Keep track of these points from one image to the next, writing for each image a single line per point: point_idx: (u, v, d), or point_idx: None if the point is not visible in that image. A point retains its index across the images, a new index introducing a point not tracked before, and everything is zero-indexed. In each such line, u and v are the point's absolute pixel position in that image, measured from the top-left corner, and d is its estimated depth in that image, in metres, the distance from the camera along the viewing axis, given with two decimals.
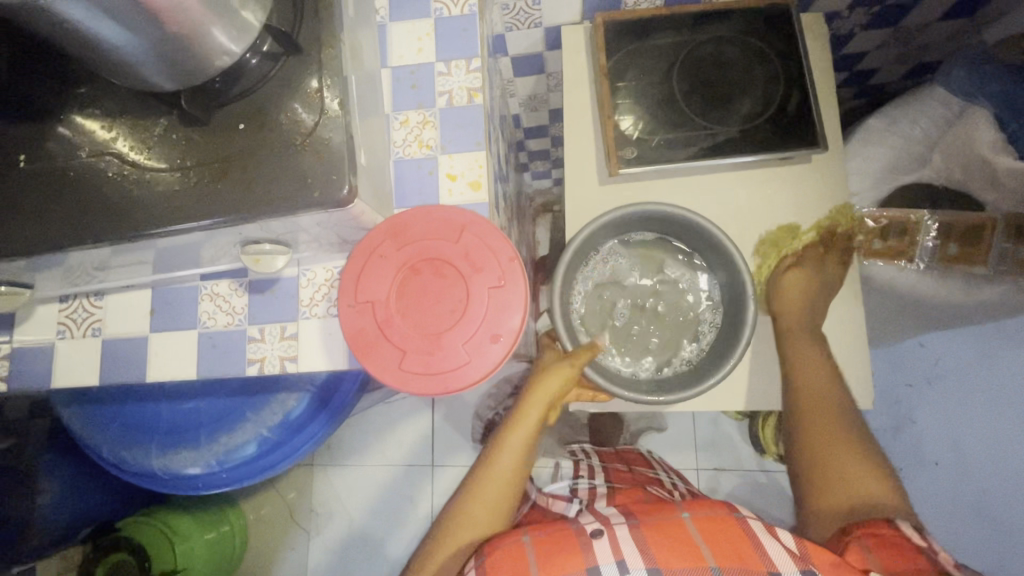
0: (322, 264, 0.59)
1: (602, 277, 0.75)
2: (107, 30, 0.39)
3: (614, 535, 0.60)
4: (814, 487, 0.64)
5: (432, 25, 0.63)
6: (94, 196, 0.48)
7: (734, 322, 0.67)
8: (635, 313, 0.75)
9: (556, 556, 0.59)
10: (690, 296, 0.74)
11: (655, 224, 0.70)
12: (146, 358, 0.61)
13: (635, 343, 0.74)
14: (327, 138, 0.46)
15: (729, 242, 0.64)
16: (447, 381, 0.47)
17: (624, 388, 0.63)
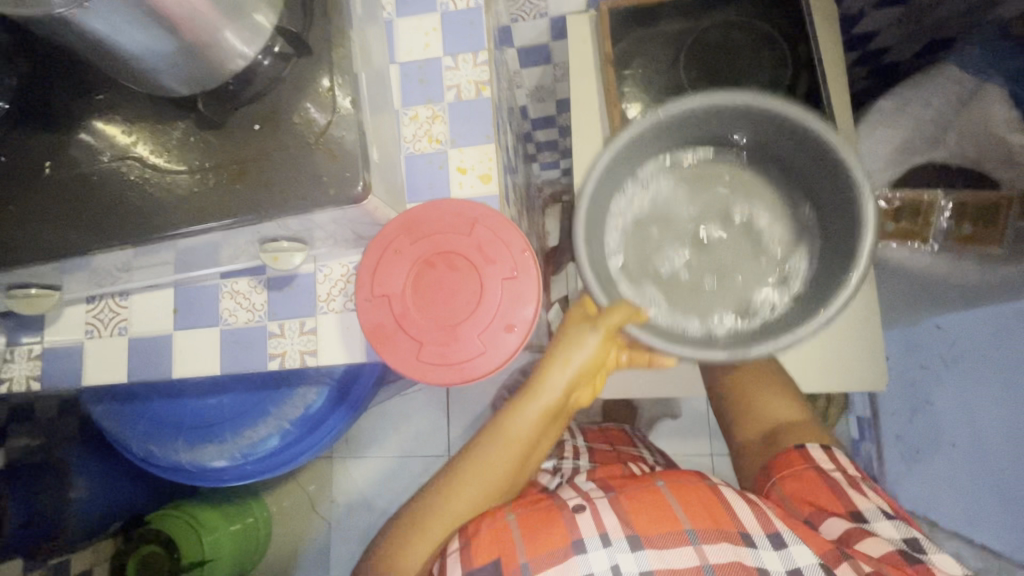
0: (338, 260, 0.60)
1: (651, 211, 0.59)
2: (126, 39, 0.40)
3: (596, 509, 0.60)
4: (741, 417, 0.72)
5: (439, 20, 0.64)
6: (117, 199, 0.50)
7: (850, 225, 0.48)
8: (697, 256, 0.59)
9: (543, 528, 0.59)
10: (770, 227, 0.59)
11: (724, 121, 0.52)
12: (171, 354, 0.63)
13: (702, 300, 0.56)
14: (339, 137, 0.47)
15: (844, 146, 0.46)
16: (465, 371, 0.49)
17: (683, 342, 0.46)
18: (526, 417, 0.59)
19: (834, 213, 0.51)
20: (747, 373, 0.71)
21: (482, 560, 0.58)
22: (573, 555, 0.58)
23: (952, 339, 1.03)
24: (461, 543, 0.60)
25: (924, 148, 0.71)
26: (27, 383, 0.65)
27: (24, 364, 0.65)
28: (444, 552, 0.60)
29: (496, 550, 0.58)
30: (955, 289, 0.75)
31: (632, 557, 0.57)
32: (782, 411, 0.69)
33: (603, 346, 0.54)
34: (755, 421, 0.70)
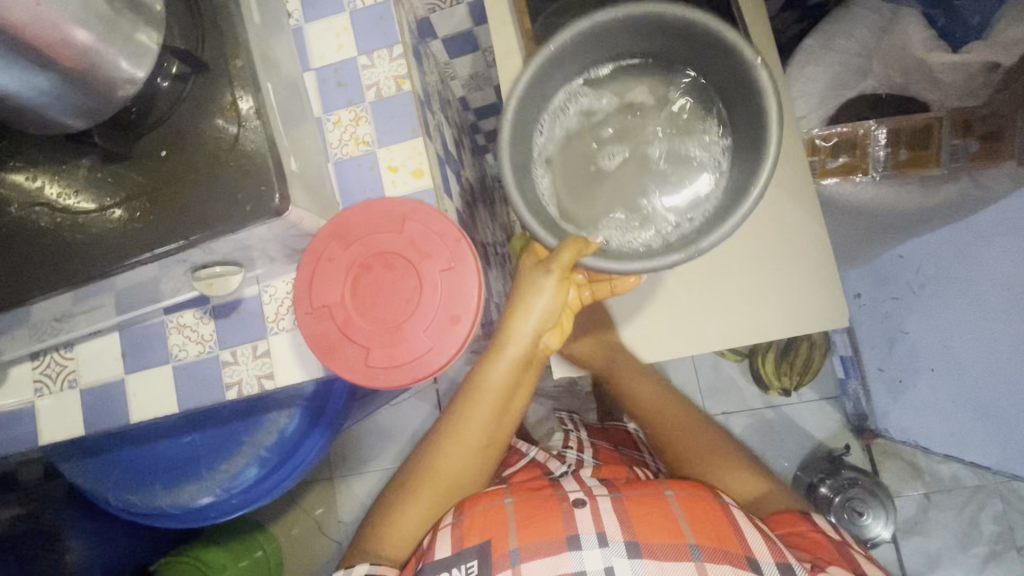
0: (281, 278, 0.59)
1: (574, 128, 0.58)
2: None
3: (596, 507, 0.61)
4: (714, 484, 0.80)
5: (348, 19, 0.62)
6: (34, 248, 0.48)
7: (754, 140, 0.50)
8: (619, 151, 0.59)
9: (540, 519, 0.60)
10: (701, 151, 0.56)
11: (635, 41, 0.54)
12: (126, 400, 0.61)
13: (630, 201, 0.57)
14: (249, 150, 0.46)
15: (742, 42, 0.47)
16: (414, 371, 0.48)
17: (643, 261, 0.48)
18: (502, 363, 0.59)
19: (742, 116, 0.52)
20: (685, 440, 0.85)
21: (473, 539, 0.59)
22: (566, 551, 0.58)
23: (914, 267, 1.05)
24: (454, 521, 0.61)
25: (854, 81, 0.71)
26: None
27: None
28: (437, 526, 0.62)
29: (488, 534, 0.59)
30: (905, 217, 0.76)
31: (628, 563, 0.57)
32: (732, 474, 0.79)
33: (560, 288, 0.55)
34: (726, 475, 0.79)
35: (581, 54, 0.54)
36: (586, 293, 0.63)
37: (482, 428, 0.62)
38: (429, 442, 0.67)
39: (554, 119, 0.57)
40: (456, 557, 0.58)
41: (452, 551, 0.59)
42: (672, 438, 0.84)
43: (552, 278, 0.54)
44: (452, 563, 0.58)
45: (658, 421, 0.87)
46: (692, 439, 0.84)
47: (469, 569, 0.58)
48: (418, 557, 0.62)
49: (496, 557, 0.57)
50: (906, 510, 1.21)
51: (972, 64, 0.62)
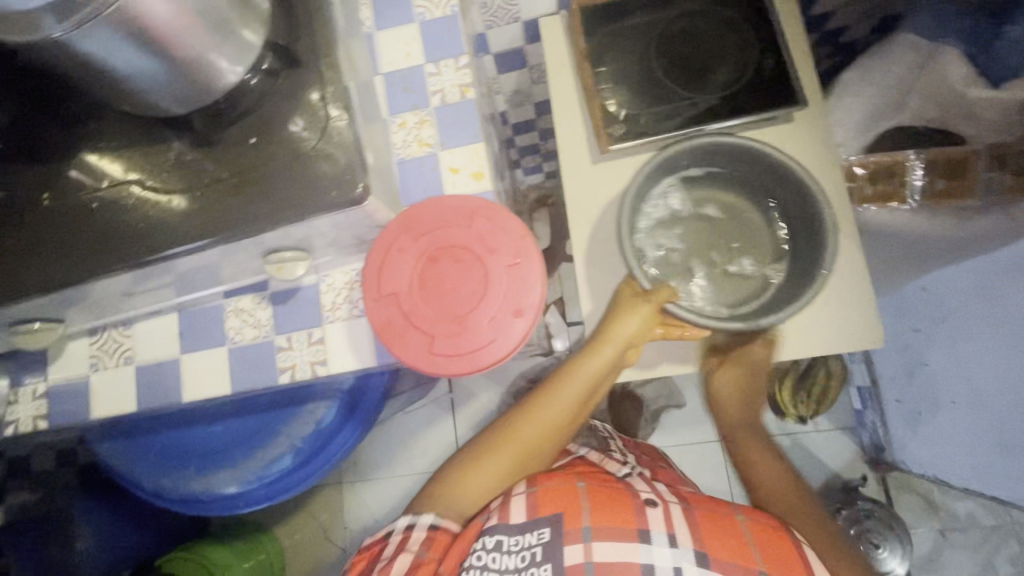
0: (340, 268, 0.61)
1: (667, 209, 0.71)
2: (100, 47, 0.39)
3: (667, 511, 0.66)
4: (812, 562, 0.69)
5: (417, 30, 0.66)
6: (121, 224, 0.50)
7: (813, 246, 0.63)
8: (698, 234, 0.72)
9: (614, 510, 0.65)
10: (760, 251, 0.71)
11: (728, 161, 0.67)
12: (179, 379, 0.63)
13: (698, 278, 0.71)
14: (335, 141, 0.48)
15: (811, 180, 0.61)
16: (476, 360, 0.49)
17: (719, 320, 0.58)
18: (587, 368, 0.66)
19: (804, 227, 0.65)
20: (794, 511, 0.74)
21: (546, 511, 0.65)
22: (636, 543, 0.63)
23: (938, 301, 1.07)
24: (527, 491, 0.67)
25: (888, 116, 0.75)
26: (34, 424, 0.65)
27: (28, 405, 0.65)
28: (510, 492, 0.68)
29: (561, 508, 0.65)
30: (936, 247, 0.78)
31: (694, 570, 0.62)
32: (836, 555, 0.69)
33: (650, 318, 0.62)
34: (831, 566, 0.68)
35: (695, 157, 0.66)
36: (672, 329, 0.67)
37: (553, 419, 0.68)
38: (503, 418, 0.73)
39: (661, 198, 0.70)
40: (528, 525, 0.65)
41: (528, 519, 0.65)
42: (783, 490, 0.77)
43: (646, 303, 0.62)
44: (528, 529, 0.64)
45: (767, 492, 0.78)
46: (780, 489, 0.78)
47: (541, 534, 0.64)
48: (488, 512, 0.69)
49: (570, 529, 0.63)
50: (921, 546, 1.20)
51: (1012, 102, 0.63)
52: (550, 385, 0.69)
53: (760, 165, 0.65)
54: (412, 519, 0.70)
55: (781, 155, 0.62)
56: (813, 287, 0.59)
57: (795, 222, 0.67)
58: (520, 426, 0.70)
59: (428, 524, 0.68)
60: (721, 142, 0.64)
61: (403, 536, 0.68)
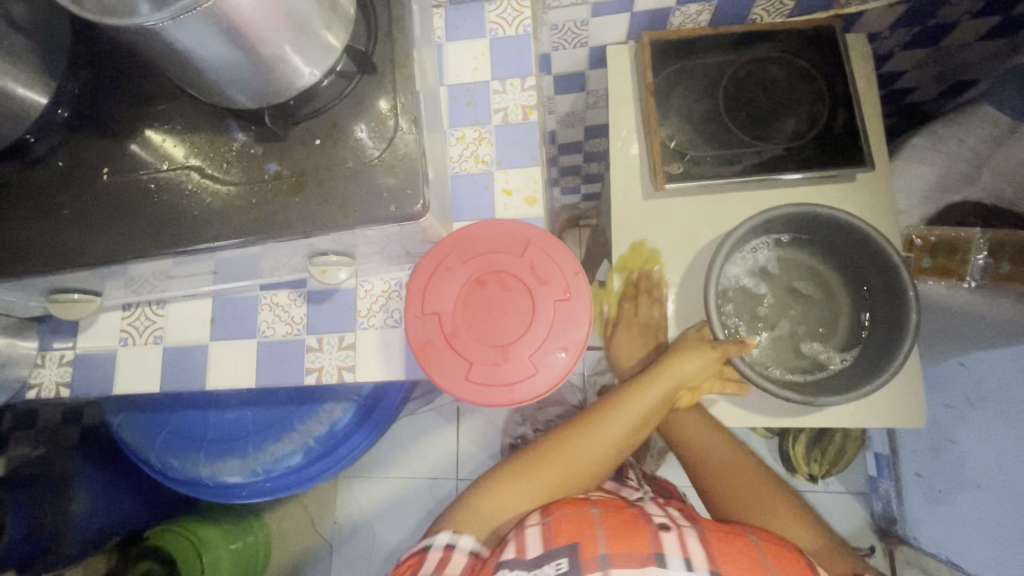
0: (379, 276, 0.60)
1: (755, 265, 0.71)
2: (190, 37, 0.38)
3: (680, 533, 0.61)
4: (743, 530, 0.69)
5: (487, 45, 0.65)
6: (175, 208, 0.50)
7: (887, 335, 0.62)
8: (782, 300, 0.70)
9: (625, 533, 0.60)
10: (834, 332, 0.69)
11: (820, 233, 0.67)
12: (205, 366, 0.62)
13: (770, 344, 0.69)
14: (401, 153, 0.48)
15: (903, 265, 0.60)
16: (513, 394, 0.48)
17: (776, 385, 0.61)
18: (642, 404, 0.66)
19: (884, 316, 0.63)
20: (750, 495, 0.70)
21: (561, 539, 0.59)
22: (651, 566, 0.57)
23: (976, 378, 0.99)
24: (542, 522, 0.61)
25: (960, 187, 0.72)
26: (56, 389, 0.65)
27: (54, 370, 0.65)
28: (524, 522, 0.62)
29: (575, 536, 0.59)
30: (987, 329, 0.76)
31: None
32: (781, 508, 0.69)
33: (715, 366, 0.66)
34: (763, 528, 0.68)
35: (787, 224, 0.67)
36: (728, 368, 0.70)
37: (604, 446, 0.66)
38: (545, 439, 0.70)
39: (749, 256, 0.70)
40: (543, 557, 0.58)
41: (543, 551, 0.58)
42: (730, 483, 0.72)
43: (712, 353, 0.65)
44: (544, 560, 0.57)
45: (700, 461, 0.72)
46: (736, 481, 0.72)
47: (557, 565, 0.57)
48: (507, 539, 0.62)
49: (586, 558, 0.57)
50: None
51: None
52: (591, 418, 0.68)
53: (849, 245, 0.66)
54: (452, 538, 0.63)
55: (874, 233, 0.61)
56: (889, 374, 0.58)
57: (873, 311, 0.65)
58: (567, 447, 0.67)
59: (467, 548, 0.62)
60: (821, 216, 0.64)
61: (444, 553, 0.61)
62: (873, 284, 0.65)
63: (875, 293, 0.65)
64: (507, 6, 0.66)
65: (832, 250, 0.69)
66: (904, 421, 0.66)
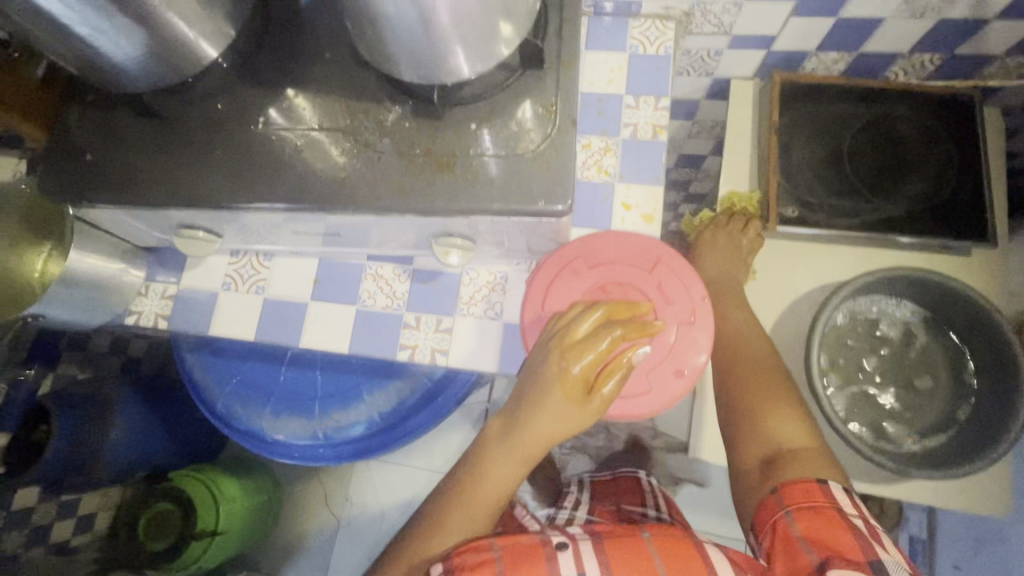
0: (486, 266, 0.61)
1: (863, 318, 0.68)
2: (397, 10, 0.40)
3: (579, 550, 0.52)
4: (743, 431, 0.61)
5: (626, 60, 0.66)
6: (319, 166, 0.51)
7: (984, 428, 0.61)
8: (883, 363, 0.68)
9: (522, 566, 0.49)
10: (923, 410, 0.66)
11: (939, 307, 0.66)
12: (302, 323, 0.63)
13: (857, 403, 0.67)
14: (555, 150, 0.48)
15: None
16: (621, 408, 0.49)
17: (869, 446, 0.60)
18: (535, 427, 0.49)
19: (983, 407, 0.63)
20: (750, 386, 0.62)
21: None
22: None
23: None
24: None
25: None
26: (154, 320, 0.67)
27: (155, 301, 0.67)
28: None
29: None
30: None
31: None
32: (787, 420, 0.60)
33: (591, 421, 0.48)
34: (761, 436, 0.60)
35: (910, 287, 0.65)
36: (623, 356, 0.47)
37: (508, 468, 0.53)
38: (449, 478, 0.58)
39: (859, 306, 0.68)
40: None
41: None
42: (736, 379, 0.63)
43: (574, 409, 0.47)
44: None
45: (729, 351, 0.65)
46: (750, 370, 0.63)
47: None
48: None
49: None
50: None
51: None
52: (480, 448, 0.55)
53: (965, 328, 0.65)
54: None
55: (1001, 321, 0.60)
56: (980, 467, 0.58)
57: (971, 401, 0.64)
58: (474, 481, 0.54)
59: None
60: (948, 291, 0.63)
61: None
62: (978, 374, 0.64)
63: (977, 381, 0.64)
64: (651, 25, 0.67)
65: (940, 327, 0.67)
66: (983, 510, 0.66)
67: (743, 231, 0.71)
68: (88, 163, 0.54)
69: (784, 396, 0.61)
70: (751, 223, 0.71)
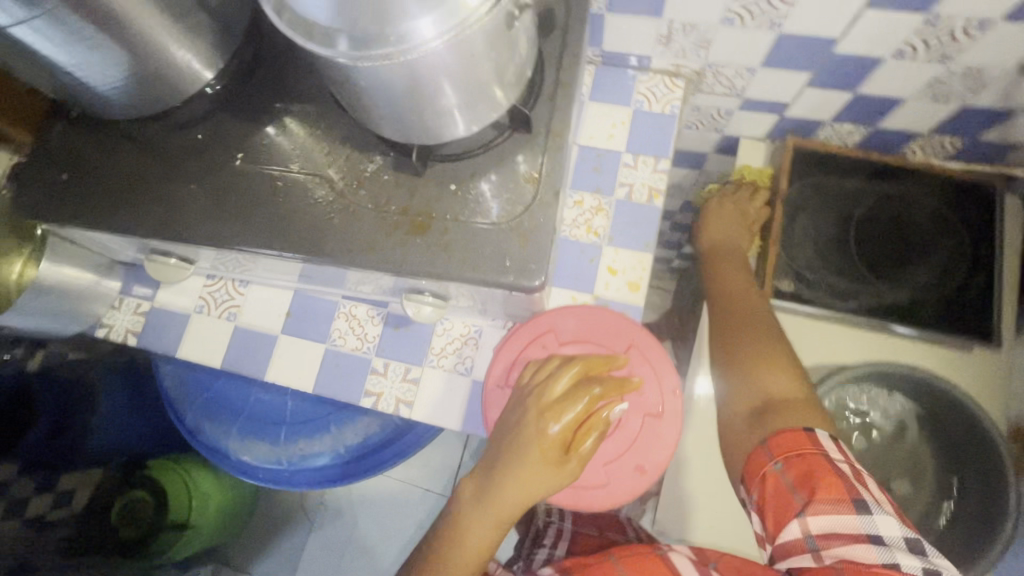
0: (461, 318, 0.59)
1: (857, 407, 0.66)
2: (372, 79, 0.38)
3: None
4: (736, 385, 0.57)
5: (628, 115, 0.64)
6: (292, 211, 0.49)
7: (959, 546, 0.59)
8: (870, 456, 0.65)
9: None
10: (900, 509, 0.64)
11: (935, 408, 0.63)
12: (270, 357, 0.62)
13: None
14: (534, 222, 0.46)
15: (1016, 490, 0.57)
16: (578, 497, 0.48)
17: None
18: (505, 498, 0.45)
19: (962, 521, 0.61)
20: (740, 329, 0.60)
21: None
22: None
23: None
24: None
25: None
26: (125, 336, 0.66)
27: (127, 316, 0.66)
28: None
29: None
30: None
31: None
32: (775, 367, 0.56)
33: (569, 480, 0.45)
34: (751, 382, 0.56)
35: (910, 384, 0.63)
36: (600, 415, 0.45)
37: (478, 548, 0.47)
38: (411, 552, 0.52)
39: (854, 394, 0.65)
40: None
41: None
42: (727, 322, 0.61)
43: (550, 472, 0.44)
44: None
45: (727, 306, 0.62)
46: (742, 313, 0.61)
47: None
48: None
49: None
50: None
51: None
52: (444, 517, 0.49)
53: (959, 435, 0.62)
54: None
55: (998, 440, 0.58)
56: None
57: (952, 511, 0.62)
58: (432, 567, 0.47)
59: None
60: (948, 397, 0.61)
61: None
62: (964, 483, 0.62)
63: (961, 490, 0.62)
64: (659, 81, 0.64)
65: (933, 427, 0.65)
66: None
67: (750, 200, 0.71)
68: (65, 182, 0.53)
69: (778, 350, 0.57)
70: (759, 191, 0.71)
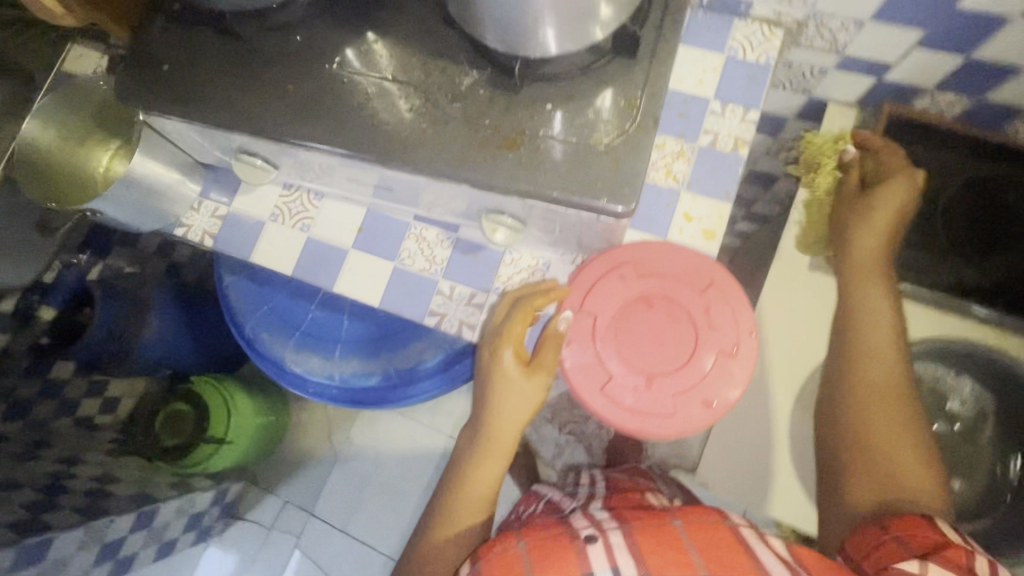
0: (530, 250, 0.59)
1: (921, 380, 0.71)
2: None
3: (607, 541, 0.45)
4: (850, 443, 0.58)
5: (721, 62, 0.61)
6: (386, 119, 0.50)
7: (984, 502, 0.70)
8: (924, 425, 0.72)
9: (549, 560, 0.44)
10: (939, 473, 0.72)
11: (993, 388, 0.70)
12: (341, 269, 0.63)
13: None
14: (630, 148, 0.46)
15: None
16: (644, 423, 0.48)
17: None
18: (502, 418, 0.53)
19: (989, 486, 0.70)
20: (870, 384, 0.58)
21: None
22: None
23: None
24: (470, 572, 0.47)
25: None
26: (201, 237, 0.68)
27: (205, 218, 0.68)
28: None
29: None
30: None
31: None
32: (905, 452, 0.56)
33: (546, 384, 0.52)
34: (880, 455, 0.56)
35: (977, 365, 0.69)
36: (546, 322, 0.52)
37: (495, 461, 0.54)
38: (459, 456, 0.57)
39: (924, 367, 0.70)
40: None
41: None
42: (849, 369, 0.59)
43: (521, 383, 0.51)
44: None
45: (864, 332, 0.60)
46: (877, 351, 0.59)
47: None
48: None
49: None
50: None
51: None
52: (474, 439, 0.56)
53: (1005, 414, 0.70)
54: None
55: None
56: None
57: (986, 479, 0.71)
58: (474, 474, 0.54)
59: None
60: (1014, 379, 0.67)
61: None
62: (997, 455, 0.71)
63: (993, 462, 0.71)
64: (756, 29, 0.62)
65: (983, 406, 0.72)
66: None
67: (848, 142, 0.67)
68: (164, 74, 0.54)
69: (905, 429, 0.56)
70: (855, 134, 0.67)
